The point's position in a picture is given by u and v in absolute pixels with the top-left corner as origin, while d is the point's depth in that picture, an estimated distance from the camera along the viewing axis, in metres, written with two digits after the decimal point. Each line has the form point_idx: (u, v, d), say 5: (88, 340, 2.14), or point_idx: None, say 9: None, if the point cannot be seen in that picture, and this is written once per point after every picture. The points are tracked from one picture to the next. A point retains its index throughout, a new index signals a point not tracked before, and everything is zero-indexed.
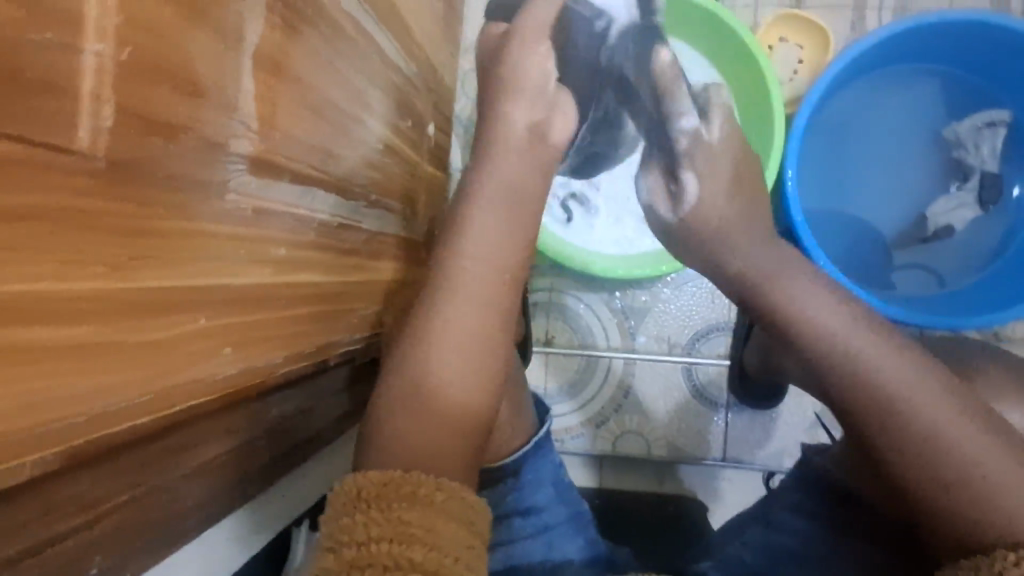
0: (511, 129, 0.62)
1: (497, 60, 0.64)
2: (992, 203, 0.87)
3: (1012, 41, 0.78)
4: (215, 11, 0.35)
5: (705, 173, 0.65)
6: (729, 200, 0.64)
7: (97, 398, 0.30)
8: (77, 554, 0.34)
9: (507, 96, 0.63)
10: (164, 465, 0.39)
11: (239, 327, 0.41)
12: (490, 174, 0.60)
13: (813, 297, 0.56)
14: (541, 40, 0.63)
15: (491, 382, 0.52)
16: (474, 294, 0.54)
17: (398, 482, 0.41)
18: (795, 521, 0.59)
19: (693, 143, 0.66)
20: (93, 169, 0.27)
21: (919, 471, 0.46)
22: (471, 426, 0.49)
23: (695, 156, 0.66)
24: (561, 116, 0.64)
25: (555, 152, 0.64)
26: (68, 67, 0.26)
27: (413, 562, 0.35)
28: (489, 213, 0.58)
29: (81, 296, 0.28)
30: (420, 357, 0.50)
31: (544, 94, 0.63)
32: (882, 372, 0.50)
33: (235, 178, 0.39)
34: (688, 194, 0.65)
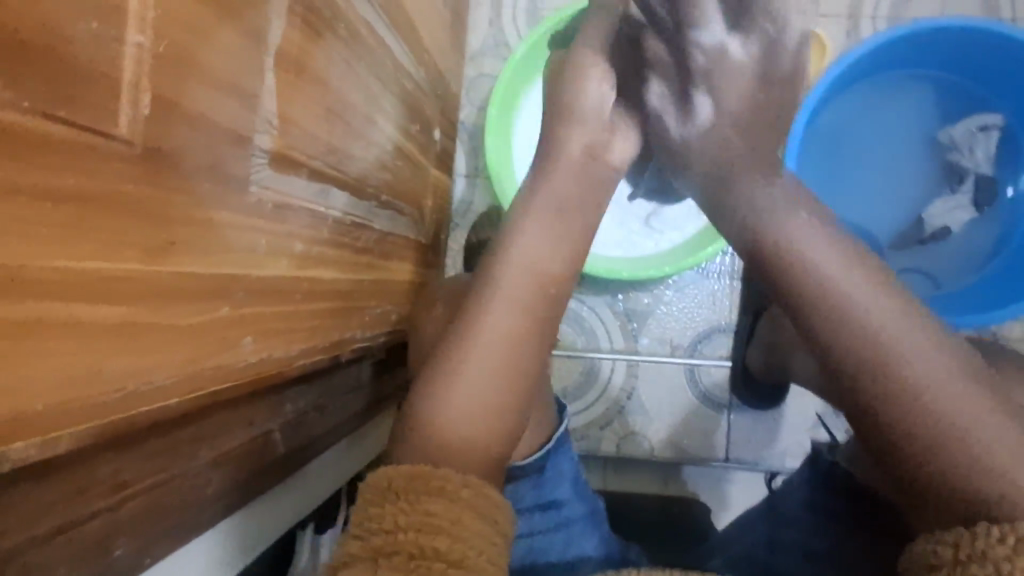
0: (569, 144, 0.60)
1: (561, 74, 0.62)
2: (987, 205, 0.89)
3: (1002, 46, 0.80)
4: (244, 10, 0.37)
5: (719, 90, 0.58)
6: (742, 137, 0.56)
7: (133, 376, 0.31)
8: (103, 536, 0.35)
9: (568, 118, 0.61)
10: (182, 453, 0.40)
11: (261, 318, 0.42)
12: (548, 185, 0.58)
13: (803, 235, 0.47)
14: (595, 64, 0.61)
15: (518, 389, 0.49)
16: (522, 305, 0.51)
17: (425, 476, 0.40)
18: (812, 516, 0.59)
19: (716, 57, 0.58)
20: (131, 156, 0.29)
21: (910, 432, 0.39)
22: (505, 426, 0.48)
23: (716, 78, 0.58)
24: (619, 136, 0.62)
25: (614, 171, 0.62)
26: (111, 58, 0.27)
27: (437, 550, 0.36)
28: (540, 226, 0.55)
29: (119, 277, 0.29)
30: (447, 362, 0.49)
31: (602, 117, 0.61)
32: (883, 314, 0.42)
33: (258, 172, 0.40)
34: (701, 111, 0.58)
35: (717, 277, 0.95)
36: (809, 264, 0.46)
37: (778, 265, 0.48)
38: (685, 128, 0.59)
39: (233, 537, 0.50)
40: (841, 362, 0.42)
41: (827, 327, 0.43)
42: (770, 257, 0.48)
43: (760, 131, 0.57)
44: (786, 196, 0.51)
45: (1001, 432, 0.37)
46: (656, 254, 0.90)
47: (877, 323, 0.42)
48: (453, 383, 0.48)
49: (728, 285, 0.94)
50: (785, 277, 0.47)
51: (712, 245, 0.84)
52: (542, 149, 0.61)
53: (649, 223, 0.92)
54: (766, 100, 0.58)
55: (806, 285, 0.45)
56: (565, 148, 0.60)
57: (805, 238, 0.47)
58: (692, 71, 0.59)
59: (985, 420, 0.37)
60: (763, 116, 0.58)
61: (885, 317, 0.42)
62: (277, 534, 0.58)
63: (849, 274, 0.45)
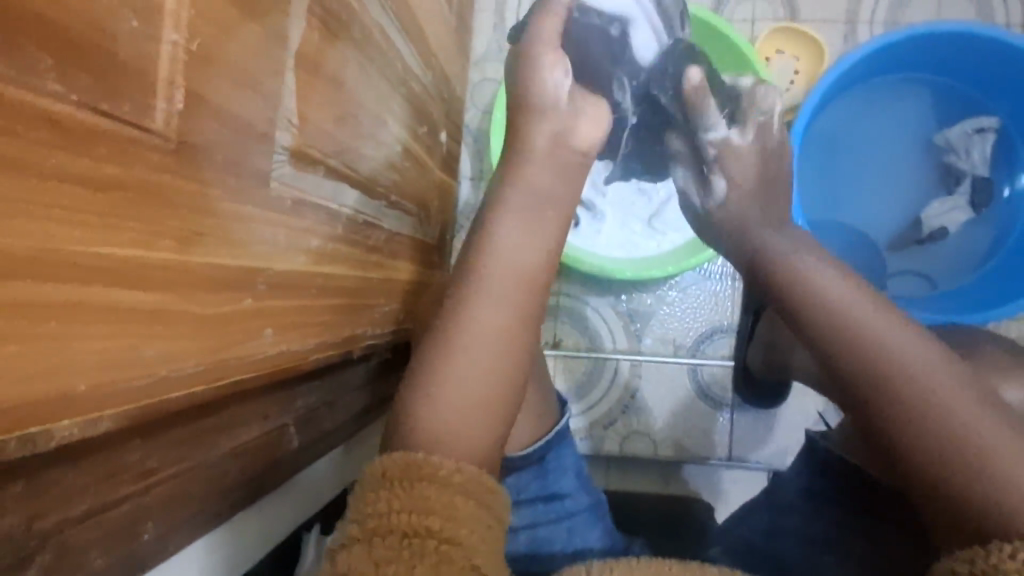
0: (534, 136, 0.60)
1: (517, 64, 0.62)
2: (984, 207, 0.91)
3: (997, 50, 0.81)
4: (267, 11, 0.38)
5: (734, 177, 0.64)
6: (752, 207, 0.61)
7: (162, 362, 0.32)
8: (131, 520, 0.36)
9: (531, 110, 0.61)
10: (204, 443, 0.41)
11: (281, 311, 0.44)
12: (522, 184, 0.58)
13: (815, 272, 0.50)
14: (548, 49, 0.60)
15: (516, 371, 0.50)
16: (502, 294, 0.52)
17: (419, 463, 0.41)
18: (808, 507, 0.60)
19: (723, 148, 0.65)
20: (165, 148, 0.30)
21: (921, 452, 0.39)
22: (499, 414, 0.47)
23: (726, 165, 0.65)
24: (587, 120, 0.62)
25: (583, 154, 0.62)
26: (148, 55, 0.28)
27: (431, 530, 0.37)
28: (518, 224, 0.56)
29: (152, 264, 0.30)
30: (440, 349, 0.49)
31: (563, 103, 0.61)
32: (891, 337, 0.44)
33: (278, 168, 0.41)
34: (716, 189, 0.65)
35: (719, 278, 0.96)
36: (815, 290, 0.49)
37: (789, 291, 0.51)
38: (704, 199, 0.66)
39: (251, 529, 0.51)
40: (853, 387, 0.44)
41: (834, 352, 0.45)
42: (783, 284, 0.51)
43: (768, 199, 0.62)
44: (801, 244, 0.55)
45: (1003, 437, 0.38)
46: (659, 255, 0.91)
47: (877, 339, 0.44)
48: (438, 373, 0.48)
49: (729, 285, 0.96)
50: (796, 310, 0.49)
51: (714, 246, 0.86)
52: (512, 145, 0.61)
53: (652, 224, 0.93)
54: (775, 166, 0.65)
55: (816, 316, 0.48)
56: (530, 140, 0.60)
57: (816, 271, 0.51)
58: (704, 161, 0.67)
59: (997, 435, 0.38)
60: (773, 184, 0.63)
61: (885, 333, 0.44)
62: (292, 526, 0.58)
63: (857, 305, 0.47)
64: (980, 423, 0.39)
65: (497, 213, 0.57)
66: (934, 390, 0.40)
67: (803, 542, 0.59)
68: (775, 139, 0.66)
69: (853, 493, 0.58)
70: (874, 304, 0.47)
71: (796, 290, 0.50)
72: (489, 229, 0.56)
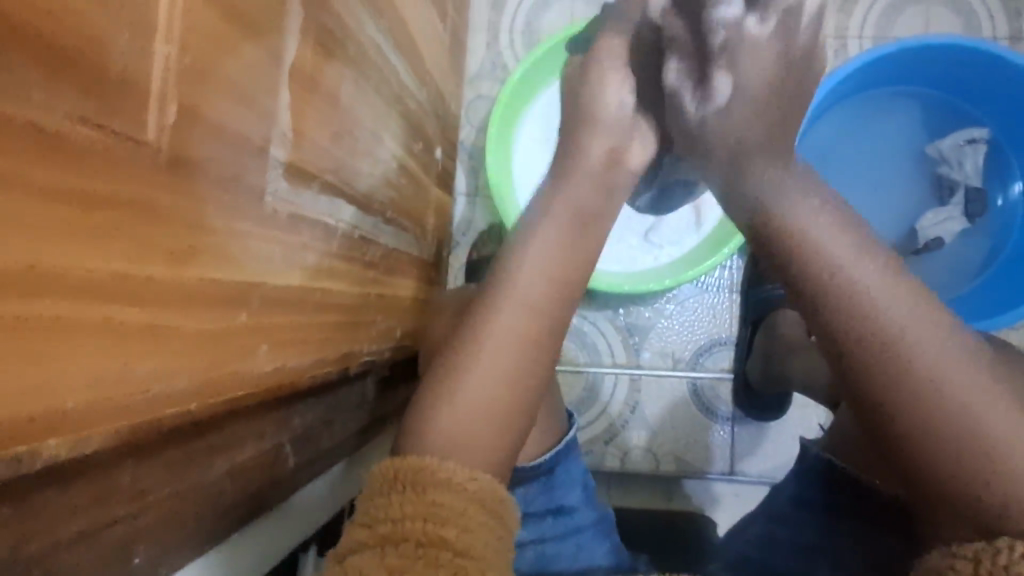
0: (587, 153, 0.61)
1: (583, 79, 0.63)
2: (978, 216, 0.91)
3: (983, 62, 0.83)
4: (263, 26, 0.38)
5: (747, 76, 0.53)
6: (754, 121, 0.52)
7: (156, 378, 0.31)
8: (122, 543, 0.35)
9: (589, 129, 0.61)
10: (197, 463, 0.40)
11: (277, 327, 0.43)
12: (558, 192, 0.58)
13: (823, 233, 0.45)
14: (614, 68, 0.61)
15: (528, 382, 0.49)
16: (528, 301, 0.51)
17: (433, 468, 0.41)
18: (801, 515, 0.60)
19: (737, 32, 0.52)
20: (160, 163, 0.30)
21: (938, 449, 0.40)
22: (509, 424, 0.47)
23: (735, 54, 0.53)
24: (638, 143, 0.62)
25: (631, 175, 0.62)
26: (142, 69, 0.28)
27: (446, 540, 0.36)
28: (553, 225, 0.56)
29: (146, 280, 0.29)
30: (453, 362, 0.49)
31: (622, 118, 0.62)
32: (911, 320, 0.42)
33: (272, 183, 0.41)
34: (720, 93, 0.54)
35: (716, 290, 0.96)
36: (826, 261, 0.44)
37: (791, 258, 0.46)
38: (702, 110, 0.55)
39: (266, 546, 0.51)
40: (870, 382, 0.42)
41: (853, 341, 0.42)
42: (785, 249, 0.47)
43: (782, 119, 0.53)
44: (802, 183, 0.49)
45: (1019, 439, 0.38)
46: (656, 269, 0.91)
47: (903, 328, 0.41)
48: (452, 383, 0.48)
49: (726, 298, 0.95)
50: (805, 286, 0.45)
51: (712, 256, 0.86)
52: (561, 158, 0.61)
53: (648, 238, 0.93)
54: (800, 69, 0.54)
55: (829, 298, 0.44)
56: (585, 153, 0.61)
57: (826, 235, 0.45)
58: (709, 43, 0.53)
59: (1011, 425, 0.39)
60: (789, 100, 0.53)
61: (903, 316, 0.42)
62: (300, 540, 0.56)
63: (878, 283, 0.43)
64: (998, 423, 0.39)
65: (528, 222, 0.57)
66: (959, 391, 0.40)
67: (801, 554, 0.58)
68: (801, 42, 0.53)
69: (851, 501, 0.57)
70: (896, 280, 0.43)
71: (802, 263, 0.45)
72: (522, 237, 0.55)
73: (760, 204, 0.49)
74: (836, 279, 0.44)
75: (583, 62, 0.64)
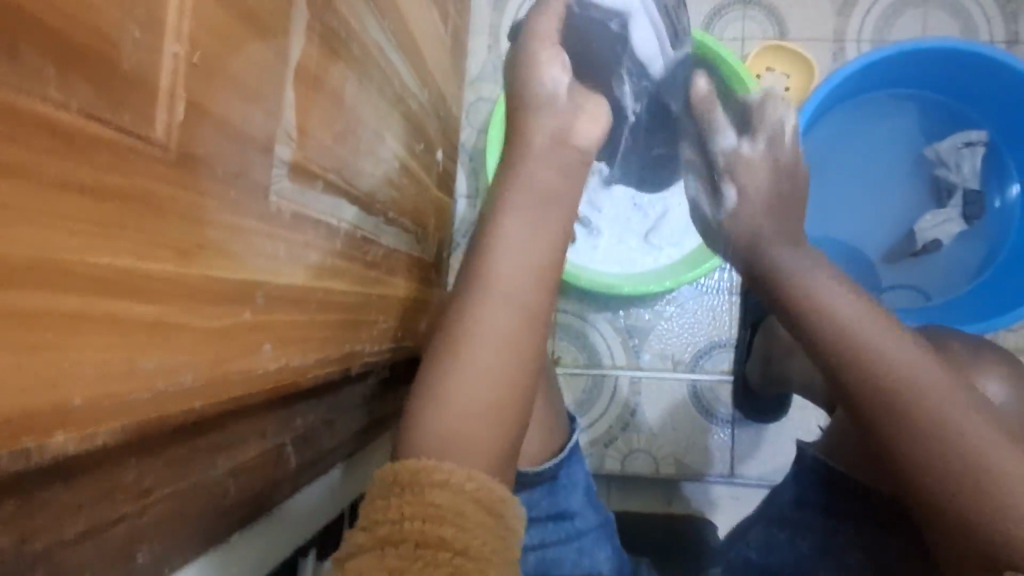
0: (533, 135, 0.56)
1: (514, 63, 0.59)
2: (976, 218, 0.91)
3: (979, 65, 0.83)
4: (270, 25, 0.38)
5: (751, 187, 0.60)
6: (768, 220, 0.58)
7: (161, 374, 0.31)
8: (128, 541, 0.35)
9: (531, 109, 0.57)
10: (200, 462, 0.40)
11: (280, 325, 0.43)
12: (523, 181, 0.54)
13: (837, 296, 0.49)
14: (546, 47, 0.57)
15: (522, 381, 0.48)
16: (509, 294, 0.50)
17: (430, 470, 0.40)
18: (801, 516, 0.60)
19: (733, 159, 0.62)
20: (167, 160, 0.30)
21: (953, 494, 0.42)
22: (506, 424, 0.47)
23: (737, 170, 0.62)
24: (586, 118, 0.58)
25: (582, 153, 0.57)
26: (150, 64, 0.28)
27: (444, 540, 0.36)
28: (520, 220, 0.53)
29: (152, 276, 0.29)
30: (444, 363, 0.48)
31: (561, 98, 0.57)
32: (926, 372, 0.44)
33: (277, 182, 0.41)
34: (727, 199, 0.62)
35: (716, 292, 0.96)
36: (844, 330, 0.47)
37: (809, 317, 0.49)
38: (716, 212, 0.64)
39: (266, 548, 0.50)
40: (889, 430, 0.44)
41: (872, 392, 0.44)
42: (807, 317, 0.49)
43: (788, 216, 0.58)
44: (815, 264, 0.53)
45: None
46: (656, 270, 0.91)
47: (926, 392, 0.43)
48: (447, 386, 0.47)
49: (726, 299, 0.96)
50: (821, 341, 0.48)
51: (712, 257, 0.86)
52: (512, 145, 0.57)
53: (648, 239, 0.93)
54: (789, 186, 0.60)
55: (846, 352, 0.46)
56: (529, 137, 0.56)
57: (839, 298, 0.49)
58: (716, 168, 0.64)
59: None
60: (788, 198, 0.59)
61: (929, 381, 0.43)
62: (300, 542, 0.56)
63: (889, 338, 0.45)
64: (1018, 476, 0.40)
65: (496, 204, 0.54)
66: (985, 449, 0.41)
67: (801, 555, 0.58)
68: (787, 155, 0.61)
69: (850, 503, 0.57)
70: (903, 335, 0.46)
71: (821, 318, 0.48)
72: (494, 220, 0.53)
73: (778, 276, 0.53)
74: (856, 345, 0.46)
75: (514, 47, 0.60)
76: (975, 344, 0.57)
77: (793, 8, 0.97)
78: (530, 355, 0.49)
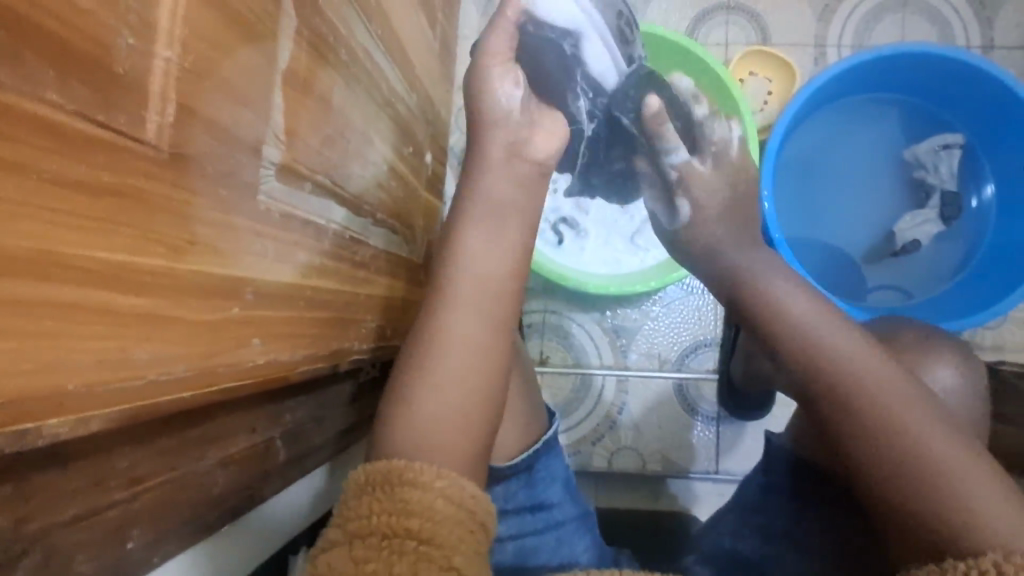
0: (490, 148, 0.60)
1: (471, 75, 0.62)
2: (953, 219, 0.94)
3: (957, 70, 0.85)
4: (258, 31, 0.40)
5: (700, 198, 0.66)
6: (719, 226, 0.63)
7: (153, 364, 0.32)
8: (120, 526, 0.36)
9: (487, 122, 0.61)
10: (190, 452, 0.41)
11: (269, 321, 0.44)
12: (479, 192, 0.58)
13: (793, 300, 0.51)
14: (498, 64, 0.61)
15: (489, 388, 0.50)
16: (470, 300, 0.52)
17: (401, 470, 0.42)
18: (770, 501, 0.62)
19: (683, 173, 0.68)
20: (159, 159, 0.31)
21: (895, 480, 0.42)
22: (476, 427, 0.48)
23: (689, 185, 0.67)
24: (543, 132, 0.63)
25: (539, 165, 0.61)
26: (144, 70, 0.30)
27: (410, 530, 0.37)
28: (476, 230, 0.56)
29: (143, 270, 0.31)
30: (413, 377, 0.49)
31: (515, 114, 0.61)
32: (873, 369, 0.45)
33: (265, 183, 0.43)
34: (682, 209, 0.66)
35: (701, 293, 0.98)
36: (801, 322, 0.49)
37: (766, 320, 0.51)
38: (672, 221, 0.68)
39: (248, 538, 0.51)
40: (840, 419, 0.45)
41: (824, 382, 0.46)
42: (765, 311, 0.51)
43: (739, 220, 0.63)
44: (771, 265, 0.55)
45: (975, 470, 0.41)
46: (641, 271, 0.93)
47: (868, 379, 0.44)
48: (423, 389, 0.48)
49: (711, 300, 0.97)
50: (778, 344, 0.49)
51: None
52: (470, 156, 0.61)
53: (634, 240, 0.95)
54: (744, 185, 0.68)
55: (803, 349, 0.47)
56: (487, 150, 0.60)
57: (795, 302, 0.50)
58: (669, 181, 0.69)
59: (964, 464, 0.41)
60: (740, 203, 0.66)
61: (872, 368, 0.45)
62: (286, 537, 0.57)
63: (844, 339, 0.47)
64: (947, 456, 0.41)
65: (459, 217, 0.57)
66: (922, 430, 0.42)
67: (766, 539, 0.60)
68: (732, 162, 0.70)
69: (819, 490, 0.59)
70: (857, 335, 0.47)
71: (779, 319, 0.50)
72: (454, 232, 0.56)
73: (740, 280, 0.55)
74: (808, 337, 0.48)
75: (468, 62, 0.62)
76: (935, 333, 0.59)
77: (776, 13, 0.99)
78: (499, 357, 0.51)
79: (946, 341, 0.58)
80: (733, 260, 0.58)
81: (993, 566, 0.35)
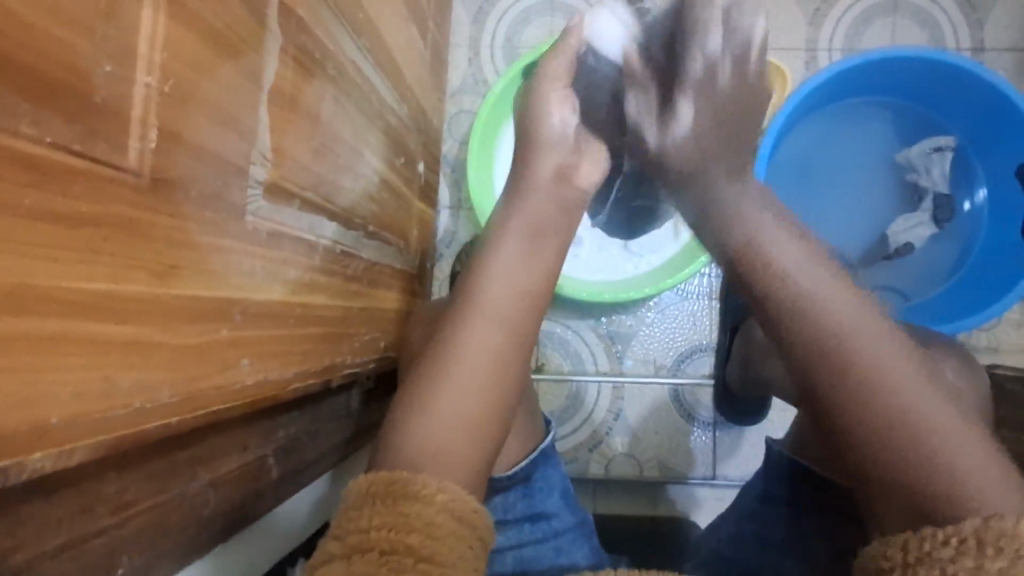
0: (539, 166, 0.62)
1: (527, 102, 0.66)
2: (946, 221, 0.94)
3: (946, 71, 0.85)
4: (241, 50, 0.40)
5: (700, 102, 0.58)
6: (708, 145, 0.57)
7: (139, 391, 0.32)
8: (109, 552, 0.36)
9: (537, 146, 0.64)
10: (179, 474, 0.41)
11: (258, 340, 0.44)
12: (521, 210, 0.60)
13: (770, 236, 0.49)
14: (558, 89, 0.65)
15: (501, 398, 0.50)
16: (499, 313, 0.52)
17: (402, 482, 0.41)
18: (765, 509, 0.62)
19: (706, 75, 0.58)
20: (142, 186, 0.31)
21: (880, 444, 0.41)
22: (486, 437, 0.48)
23: (697, 85, 0.58)
24: (589, 161, 0.65)
25: (584, 191, 0.64)
26: (125, 98, 0.30)
27: (411, 547, 0.37)
28: (516, 243, 0.57)
29: (127, 298, 0.31)
30: (418, 395, 0.49)
31: (569, 138, 0.64)
32: (857, 323, 0.43)
33: (253, 202, 0.42)
34: (682, 118, 0.59)
35: (696, 298, 0.98)
36: (783, 274, 0.47)
37: (747, 262, 0.49)
38: (665, 132, 0.60)
39: (253, 552, 0.51)
40: (823, 374, 0.43)
41: (807, 334, 0.44)
42: (750, 259, 0.49)
43: (730, 142, 0.58)
44: (755, 197, 0.54)
45: (958, 430, 0.40)
46: (634, 277, 0.93)
47: (851, 334, 0.43)
48: (429, 398, 0.48)
49: (706, 304, 0.98)
50: (763, 291, 0.47)
51: (689, 265, 0.88)
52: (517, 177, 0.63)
53: (628, 246, 0.95)
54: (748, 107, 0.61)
55: (786, 302, 0.46)
56: (536, 170, 0.62)
57: (773, 239, 0.49)
58: (679, 79, 0.59)
59: (951, 430, 0.40)
60: (741, 126, 0.60)
61: (857, 323, 0.43)
62: (288, 546, 0.57)
63: (828, 291, 0.45)
64: (934, 420, 0.40)
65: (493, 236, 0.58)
66: (909, 392, 0.41)
67: (762, 549, 0.60)
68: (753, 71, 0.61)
69: (813, 496, 0.58)
70: (843, 285, 0.46)
71: (760, 263, 0.48)
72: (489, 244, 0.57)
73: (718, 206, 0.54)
74: (788, 284, 0.46)
75: (528, 89, 0.67)
76: (935, 341, 0.60)
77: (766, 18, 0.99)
78: (511, 369, 0.51)
79: (956, 351, 0.59)
80: (705, 180, 0.56)
81: (976, 535, 0.35)
